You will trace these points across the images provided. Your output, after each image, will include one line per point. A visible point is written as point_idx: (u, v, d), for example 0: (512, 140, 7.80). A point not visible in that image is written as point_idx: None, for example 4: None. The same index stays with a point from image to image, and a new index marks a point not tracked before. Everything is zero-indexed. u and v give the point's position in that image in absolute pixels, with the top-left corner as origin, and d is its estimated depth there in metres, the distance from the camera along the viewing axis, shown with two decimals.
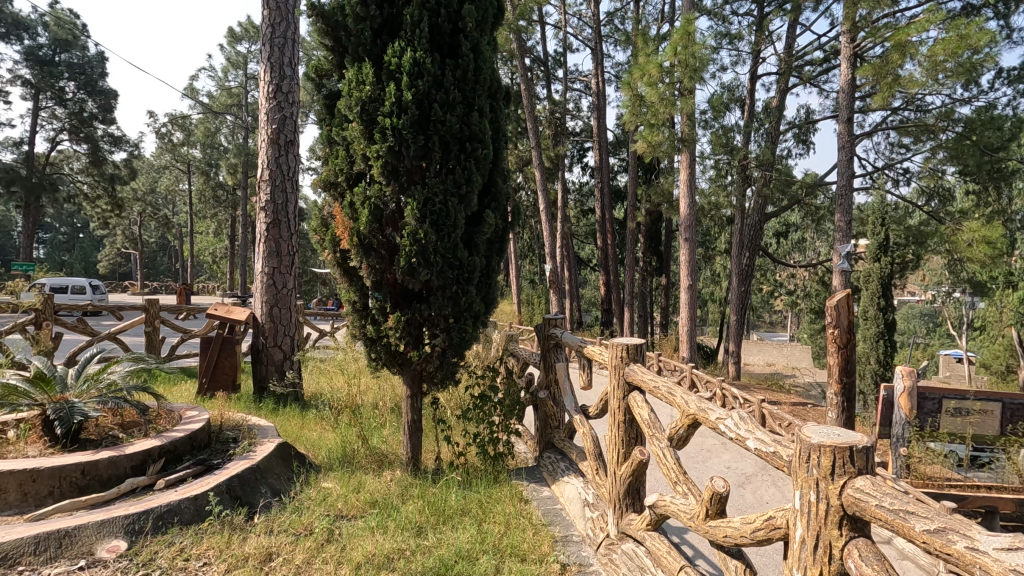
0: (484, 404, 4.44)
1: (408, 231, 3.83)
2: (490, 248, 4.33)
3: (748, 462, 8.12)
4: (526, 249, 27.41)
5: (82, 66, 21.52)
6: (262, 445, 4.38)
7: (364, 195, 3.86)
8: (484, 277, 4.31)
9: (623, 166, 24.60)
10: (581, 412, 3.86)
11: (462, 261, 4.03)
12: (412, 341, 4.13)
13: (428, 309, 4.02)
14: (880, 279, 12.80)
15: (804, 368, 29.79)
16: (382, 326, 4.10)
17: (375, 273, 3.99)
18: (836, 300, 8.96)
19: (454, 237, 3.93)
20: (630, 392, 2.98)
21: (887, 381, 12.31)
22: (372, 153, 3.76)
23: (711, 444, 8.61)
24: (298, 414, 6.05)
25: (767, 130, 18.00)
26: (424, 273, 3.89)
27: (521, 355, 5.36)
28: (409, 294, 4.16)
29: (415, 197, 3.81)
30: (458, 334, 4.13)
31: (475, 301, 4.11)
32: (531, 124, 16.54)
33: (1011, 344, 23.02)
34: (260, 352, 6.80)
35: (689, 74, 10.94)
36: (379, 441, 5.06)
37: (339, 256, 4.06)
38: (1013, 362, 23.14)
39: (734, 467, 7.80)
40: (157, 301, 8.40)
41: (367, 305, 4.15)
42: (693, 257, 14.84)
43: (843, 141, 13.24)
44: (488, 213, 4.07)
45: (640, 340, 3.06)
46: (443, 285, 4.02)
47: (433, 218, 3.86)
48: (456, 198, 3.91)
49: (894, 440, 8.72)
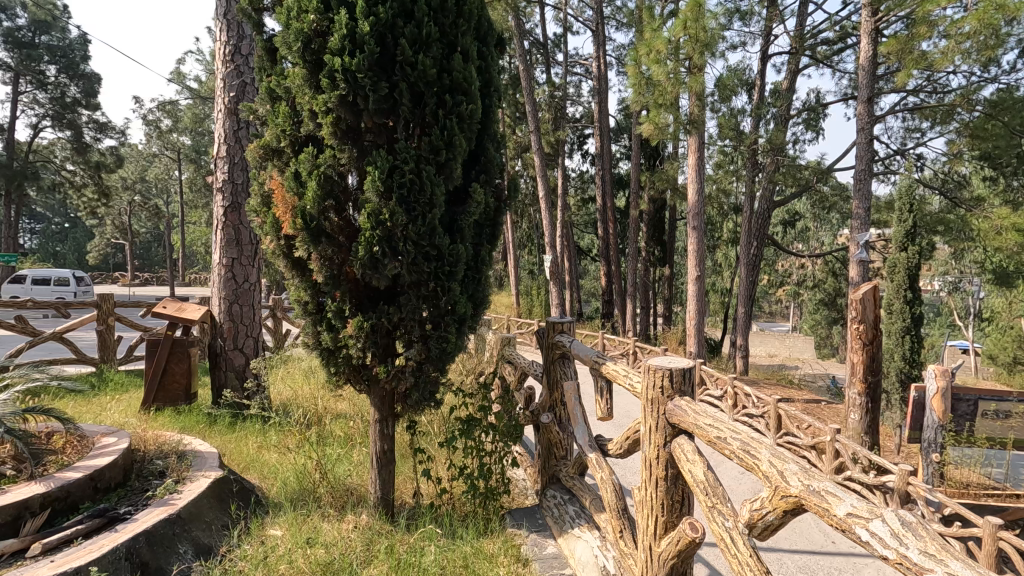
0: (472, 430, 3.55)
1: (369, 211, 2.90)
2: (479, 232, 3.44)
3: None
4: (524, 239, 26.49)
5: (63, 49, 20.26)
6: (194, 481, 3.50)
7: (310, 165, 2.96)
8: (472, 271, 3.41)
9: (625, 153, 23.63)
10: (596, 447, 2.96)
11: (442, 250, 3.10)
12: (379, 353, 3.23)
13: (397, 313, 3.12)
14: (907, 269, 11.65)
15: (808, 360, 29.00)
16: (340, 334, 3.21)
17: (327, 267, 3.07)
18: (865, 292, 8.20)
19: (430, 219, 3.00)
20: (675, 438, 2.07)
21: (912, 379, 11.41)
22: (319, 106, 2.84)
23: None
24: (258, 430, 5.18)
25: (776, 113, 17.07)
26: (392, 264, 2.96)
27: (519, 362, 4.49)
28: (376, 292, 3.27)
29: (377, 164, 2.88)
30: (437, 344, 3.22)
31: (460, 302, 3.19)
32: (530, 108, 15.51)
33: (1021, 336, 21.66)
34: (218, 357, 5.89)
35: (699, 50, 9.93)
36: (346, 468, 4.19)
37: (282, 244, 3.14)
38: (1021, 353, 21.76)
39: None
40: (111, 296, 7.49)
41: (322, 307, 3.27)
42: (702, 247, 13.92)
43: (863, 122, 12.25)
44: (474, 188, 3.15)
45: (687, 363, 2.13)
46: (419, 282, 3.11)
47: (405, 192, 2.94)
48: (433, 167, 2.98)
49: (926, 446, 7.97)
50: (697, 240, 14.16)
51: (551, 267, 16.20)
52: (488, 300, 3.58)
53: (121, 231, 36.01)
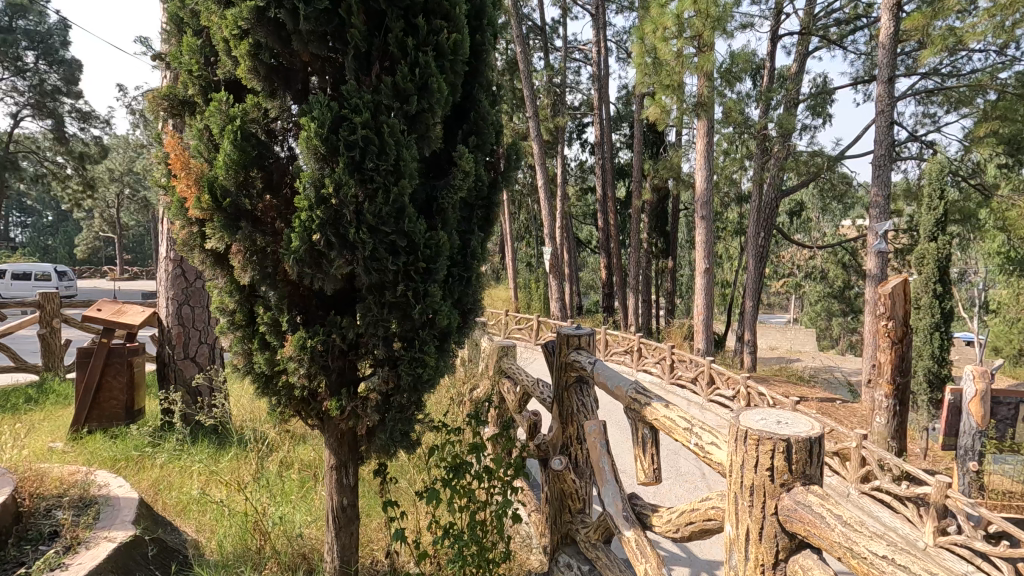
0: (460, 478, 2.70)
1: (305, 183, 2.03)
2: (468, 216, 2.57)
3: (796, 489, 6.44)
4: (522, 231, 25.54)
5: (40, 34, 16.11)
6: (92, 548, 2.62)
7: (222, 116, 2.08)
8: (461, 268, 2.54)
9: (626, 142, 22.63)
10: (632, 516, 2.11)
11: (415, 240, 2.21)
12: (332, 380, 2.37)
13: (353, 327, 2.23)
14: (937, 260, 10.58)
15: (810, 353, 28.05)
16: (278, 356, 2.34)
17: (253, 263, 2.20)
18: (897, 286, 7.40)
19: (398, 196, 2.12)
20: (793, 559, 1.22)
21: (942, 379, 10.56)
22: (230, 26, 1.97)
23: None
24: (208, 456, 4.32)
25: (784, 97, 16.06)
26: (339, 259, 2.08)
27: (522, 381, 3.64)
28: (329, 297, 2.42)
29: (314, 114, 1.99)
30: (412, 371, 2.33)
31: (444, 313, 2.31)
32: (528, 92, 14.46)
33: None
34: (167, 368, 5.02)
35: (710, 27, 8.86)
36: (303, 518, 3.33)
37: (194, 232, 2.27)
38: None
39: None
40: (55, 295, 6.63)
41: (253, 317, 2.41)
42: (710, 238, 12.89)
43: (883, 104, 10.99)
44: (460, 151, 2.28)
45: (810, 428, 1.26)
46: (382, 281, 2.23)
47: (361, 154, 2.05)
48: (400, 119, 2.10)
49: (962, 454, 6.96)
50: (705, 230, 13.23)
51: (550, 260, 15.27)
52: (480, 307, 2.75)
53: (110, 224, 34.78)
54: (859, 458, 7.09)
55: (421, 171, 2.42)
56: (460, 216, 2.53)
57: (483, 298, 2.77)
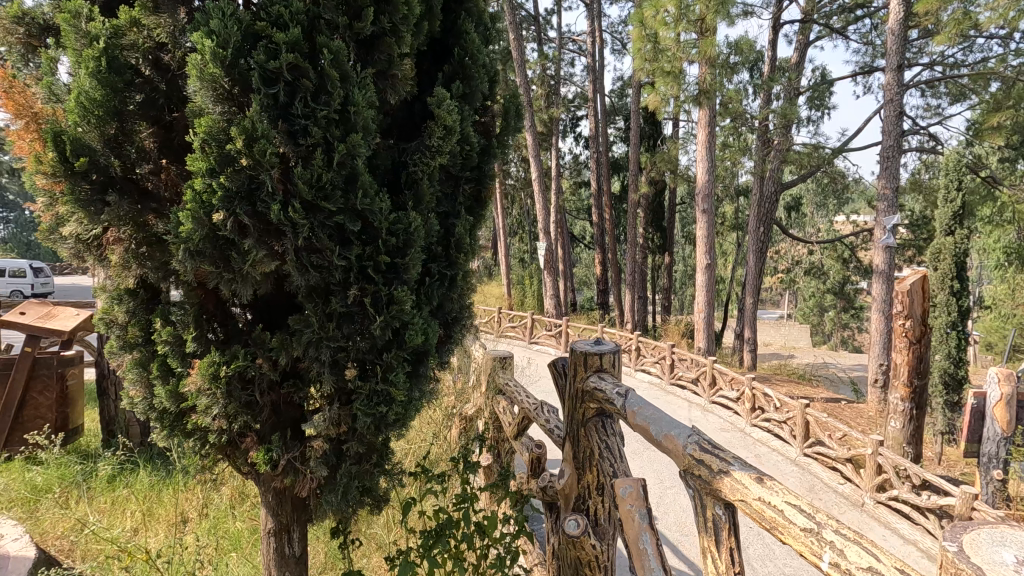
0: (445, 538, 2.03)
1: (204, 137, 1.34)
2: (451, 190, 1.93)
3: None
4: (515, 226, 24.67)
5: None
6: None
7: (81, 39, 1.48)
8: (443, 264, 1.90)
9: (621, 135, 21.86)
10: None
11: (371, 221, 1.55)
12: (268, 421, 1.72)
13: (285, 350, 1.57)
14: (954, 255, 9.92)
15: (805, 348, 27.51)
16: (184, 387, 1.66)
17: (145, 255, 1.58)
18: (908, 286, 6.74)
19: (348, 161, 1.46)
20: None
21: (958, 381, 9.97)
22: None
23: None
24: (144, 489, 3.62)
25: (785, 87, 15.33)
26: (255, 248, 1.40)
27: (521, 403, 2.99)
28: (265, 303, 1.78)
29: (211, 23, 1.32)
30: (370, 411, 1.64)
31: (418, 329, 1.64)
32: (521, 82, 13.60)
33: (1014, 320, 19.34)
34: (106, 379, 4.31)
35: (714, 7, 7.72)
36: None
37: (50, 214, 1.60)
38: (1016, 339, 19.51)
39: None
40: None
41: (152, 333, 1.74)
42: (711, 233, 12.06)
43: (891, 93, 10.06)
44: (439, 93, 1.65)
45: None
46: (325, 278, 1.55)
47: (288, 96, 1.40)
48: (349, 41, 1.48)
49: (983, 462, 5.75)
50: (706, 225, 12.39)
51: (545, 256, 14.52)
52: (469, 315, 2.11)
53: None
54: (873, 465, 6.23)
55: (385, 128, 1.77)
56: (440, 194, 1.87)
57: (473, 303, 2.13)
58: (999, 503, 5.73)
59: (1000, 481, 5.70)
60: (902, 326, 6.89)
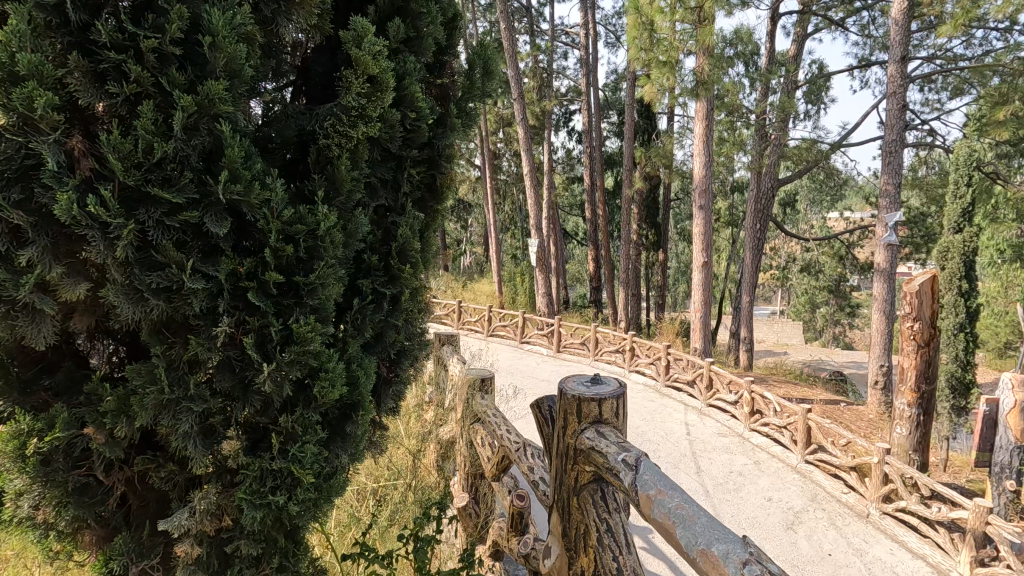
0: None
1: None
2: (396, 173, 2.23)
3: (818, 539, 5.27)
4: (508, 222, 24.01)
5: None
6: None
7: None
8: (384, 282, 2.19)
9: (615, 130, 21.31)
10: None
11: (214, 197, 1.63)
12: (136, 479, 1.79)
13: (135, 421, 1.57)
14: (963, 255, 9.39)
15: (800, 346, 27.03)
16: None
17: None
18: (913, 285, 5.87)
19: (197, 110, 1.56)
20: None
21: (966, 385, 9.56)
22: None
23: (756, 506, 5.81)
24: None
25: (785, 80, 14.75)
26: (39, 259, 1.42)
27: (502, 439, 2.46)
28: (129, 346, 1.86)
29: None
30: (257, 501, 1.69)
31: (334, 390, 1.78)
32: (511, 73, 12.96)
33: (1015, 320, 18.69)
34: None
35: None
36: None
37: None
38: (1014, 339, 18.71)
39: (799, 560, 4.91)
40: None
41: None
42: (709, 228, 11.56)
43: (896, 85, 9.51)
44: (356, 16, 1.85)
45: None
46: (166, 294, 1.60)
47: (80, 14, 1.46)
48: None
49: (995, 472, 4.97)
50: (702, 220, 11.83)
51: (536, 253, 14.13)
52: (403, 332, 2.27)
53: None
54: (879, 474, 5.62)
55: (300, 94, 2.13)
56: (375, 157, 2.14)
57: (438, 276, 2.61)
58: (1013, 518, 4.92)
59: (1014, 492, 4.92)
60: (908, 329, 6.17)
